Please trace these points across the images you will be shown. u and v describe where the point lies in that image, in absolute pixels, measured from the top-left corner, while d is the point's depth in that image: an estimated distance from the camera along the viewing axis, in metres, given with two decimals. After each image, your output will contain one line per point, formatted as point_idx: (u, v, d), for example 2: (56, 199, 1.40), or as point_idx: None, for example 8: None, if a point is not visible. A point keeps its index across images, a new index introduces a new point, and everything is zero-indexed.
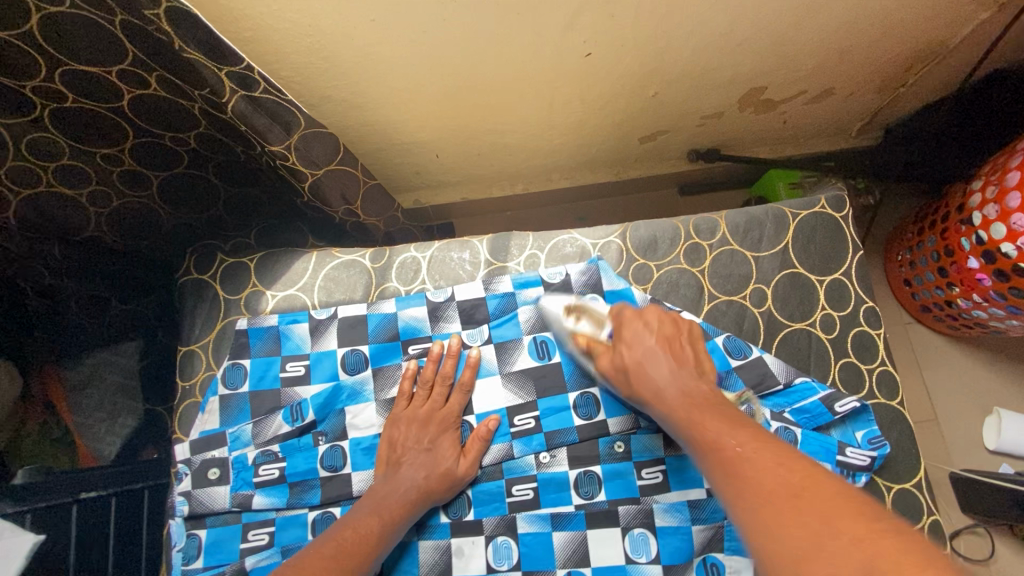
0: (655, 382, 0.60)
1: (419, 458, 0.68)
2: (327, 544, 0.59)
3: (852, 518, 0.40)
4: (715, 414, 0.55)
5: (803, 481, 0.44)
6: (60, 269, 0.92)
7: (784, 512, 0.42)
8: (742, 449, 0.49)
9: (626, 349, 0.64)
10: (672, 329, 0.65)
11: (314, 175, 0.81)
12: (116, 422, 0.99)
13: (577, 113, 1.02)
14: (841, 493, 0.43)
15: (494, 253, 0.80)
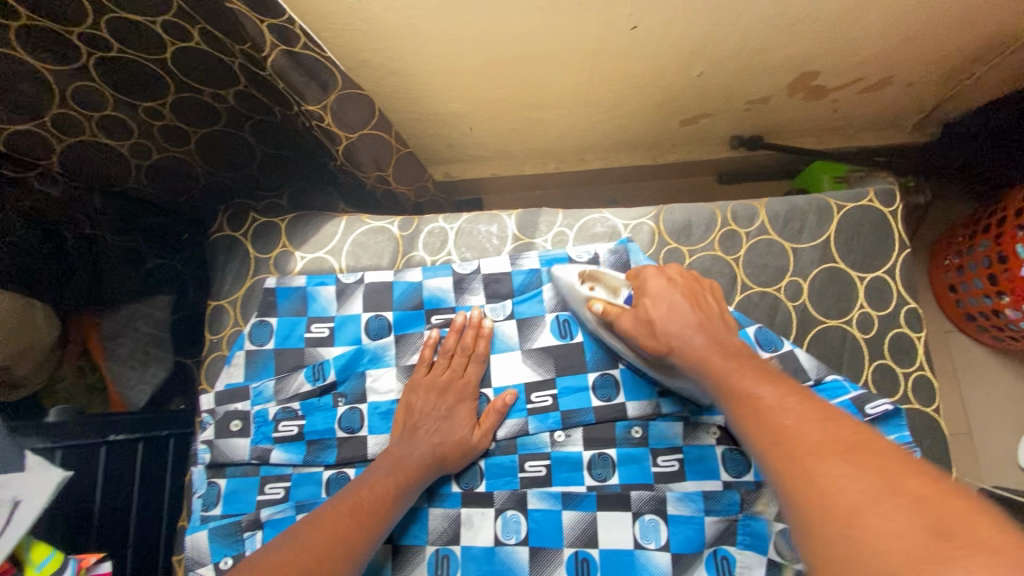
0: (682, 337, 0.57)
1: (436, 425, 0.68)
2: (344, 501, 0.60)
3: (919, 478, 0.37)
4: (751, 367, 0.53)
5: (852, 438, 0.42)
6: (101, 218, 0.96)
7: (831, 467, 0.40)
8: (781, 401, 0.47)
9: (646, 305, 0.61)
10: (693, 284, 0.63)
11: (348, 139, 0.81)
12: (146, 371, 1.05)
13: (617, 91, 0.99)
14: (896, 452, 0.40)
15: (522, 228, 0.79)
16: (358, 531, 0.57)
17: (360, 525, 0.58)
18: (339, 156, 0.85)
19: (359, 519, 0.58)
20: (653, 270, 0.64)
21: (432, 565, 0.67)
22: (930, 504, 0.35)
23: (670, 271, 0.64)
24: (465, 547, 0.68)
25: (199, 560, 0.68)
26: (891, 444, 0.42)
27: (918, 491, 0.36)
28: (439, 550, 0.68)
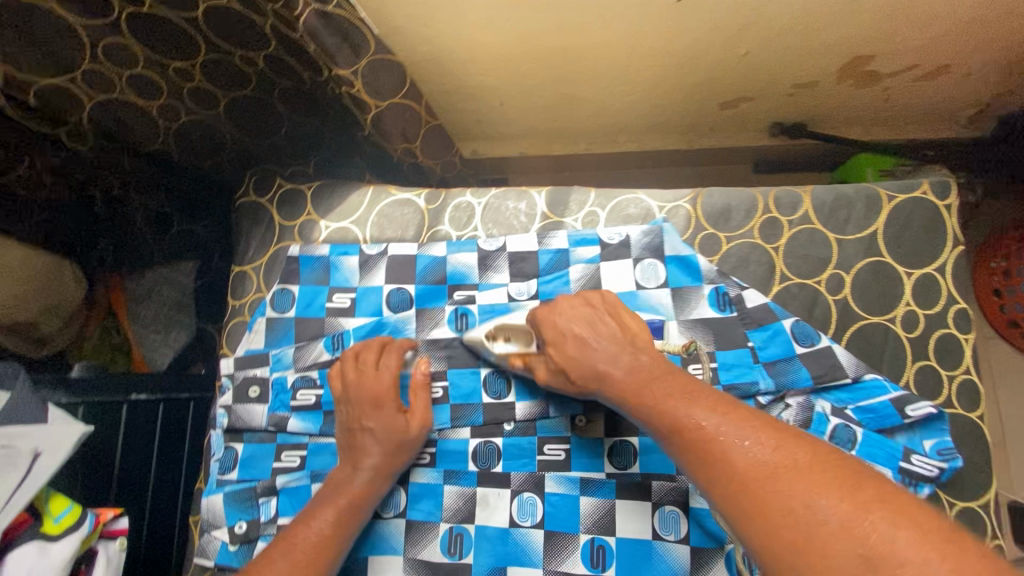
0: (602, 374, 0.58)
1: (369, 438, 0.63)
2: (277, 547, 0.57)
3: (841, 490, 0.39)
4: (665, 389, 0.53)
5: (778, 458, 0.43)
6: (131, 182, 1.01)
7: (770, 497, 0.41)
8: (707, 425, 0.47)
9: (563, 352, 0.61)
10: (612, 308, 0.63)
11: (377, 107, 0.79)
12: (169, 335, 1.06)
13: (656, 69, 0.95)
14: (814, 459, 0.42)
15: (551, 207, 0.76)
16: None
17: (308, 569, 0.56)
18: (366, 125, 0.83)
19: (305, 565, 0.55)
20: (544, 312, 0.63)
21: (444, 542, 0.66)
22: (852, 525, 0.37)
23: (564, 307, 0.63)
24: (480, 527, 0.66)
25: (214, 522, 0.68)
26: (810, 447, 0.44)
27: (837, 508, 0.39)
28: (453, 528, 0.67)
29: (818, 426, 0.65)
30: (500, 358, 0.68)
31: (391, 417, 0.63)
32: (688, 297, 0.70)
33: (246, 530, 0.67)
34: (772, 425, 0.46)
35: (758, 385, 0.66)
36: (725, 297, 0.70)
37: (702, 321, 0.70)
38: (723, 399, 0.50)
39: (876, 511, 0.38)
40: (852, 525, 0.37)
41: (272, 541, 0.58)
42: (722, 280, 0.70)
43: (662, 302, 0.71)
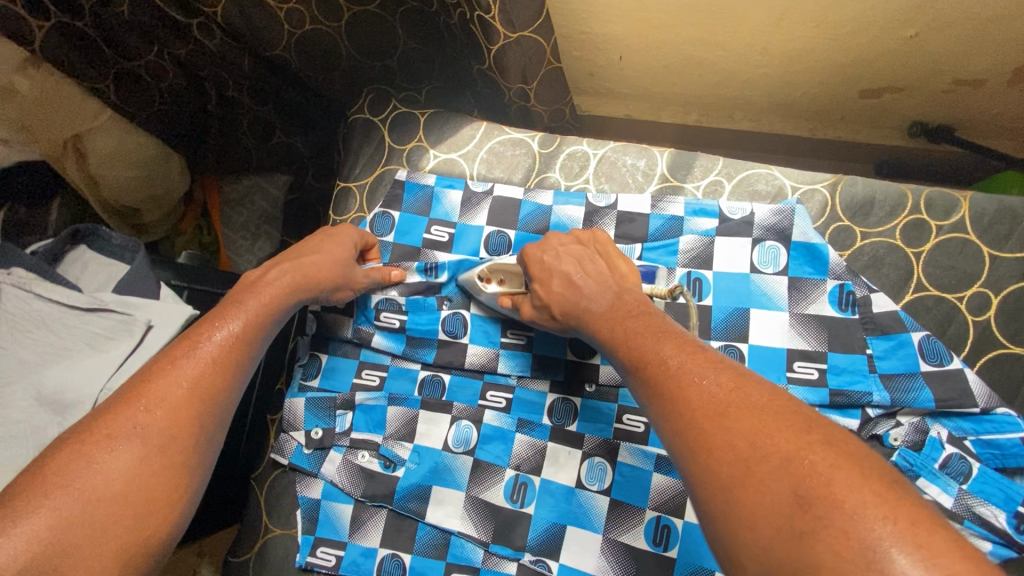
0: (582, 307, 0.58)
1: (311, 261, 0.63)
2: (182, 343, 0.52)
3: (786, 431, 0.37)
4: (639, 327, 0.52)
5: (733, 397, 0.41)
6: (243, 84, 0.97)
7: (709, 432, 0.39)
8: (671, 362, 0.46)
9: (548, 289, 0.61)
10: (602, 248, 0.64)
11: (506, 38, 0.75)
12: (256, 244, 1.14)
13: (803, 42, 0.87)
14: (769, 402, 0.40)
15: (673, 169, 0.71)
16: (220, 369, 0.51)
17: (217, 366, 0.51)
18: (488, 58, 0.80)
19: (218, 363, 0.51)
20: (535, 250, 0.64)
21: (508, 489, 0.66)
22: (795, 464, 0.35)
23: (554, 245, 0.64)
24: (546, 481, 0.66)
25: (292, 424, 0.70)
26: (771, 393, 0.41)
27: (781, 448, 0.37)
28: (518, 476, 0.66)
29: (930, 451, 0.59)
30: (491, 299, 0.69)
31: (335, 256, 0.66)
32: (806, 290, 0.65)
33: (321, 437, 0.69)
34: (736, 370, 0.44)
35: (872, 396, 0.61)
36: (849, 297, 0.64)
37: (819, 317, 0.65)
38: (693, 341, 0.48)
39: (819, 452, 0.36)
40: (798, 461, 0.36)
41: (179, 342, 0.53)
42: (851, 279, 0.64)
43: (777, 289, 0.66)
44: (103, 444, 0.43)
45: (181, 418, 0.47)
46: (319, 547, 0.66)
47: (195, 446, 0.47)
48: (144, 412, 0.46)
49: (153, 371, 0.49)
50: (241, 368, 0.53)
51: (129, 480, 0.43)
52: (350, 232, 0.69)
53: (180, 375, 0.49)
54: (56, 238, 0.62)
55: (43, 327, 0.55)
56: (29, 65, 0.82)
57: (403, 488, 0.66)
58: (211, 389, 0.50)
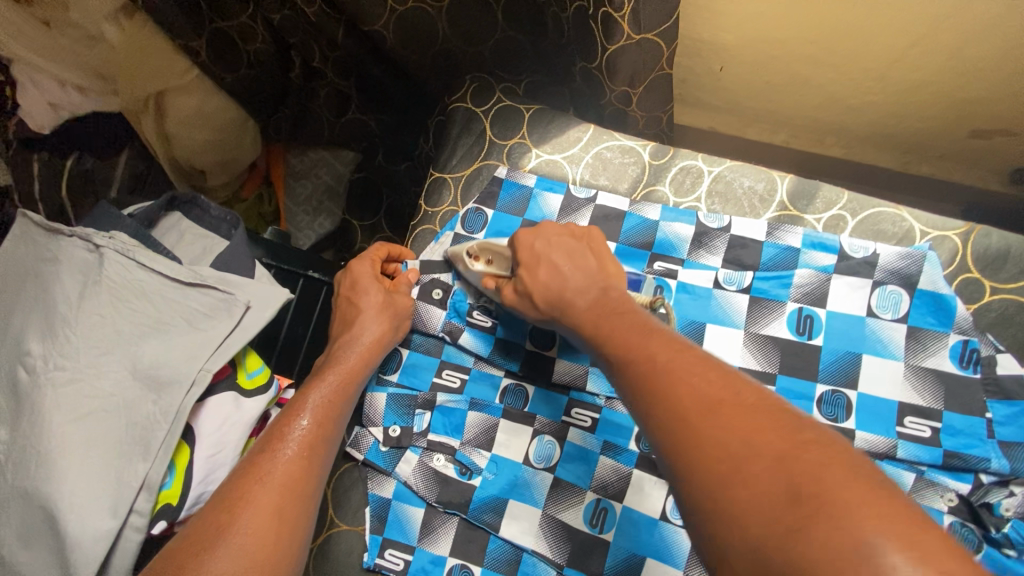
0: (566, 301, 0.55)
1: (368, 317, 0.64)
2: (267, 442, 0.52)
3: (777, 428, 0.33)
4: (623, 324, 0.48)
5: (723, 395, 0.37)
6: (329, 56, 0.94)
7: (705, 432, 0.35)
8: (659, 359, 0.41)
9: (534, 276, 0.58)
10: (595, 244, 0.61)
11: (628, 39, 0.73)
12: (316, 220, 1.12)
13: (926, 70, 0.78)
14: (761, 402, 0.36)
15: (794, 198, 0.68)
16: (307, 469, 0.51)
17: (305, 467, 0.51)
18: (600, 57, 0.78)
19: (317, 431, 0.54)
20: (526, 234, 0.61)
21: (588, 512, 0.63)
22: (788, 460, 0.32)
23: (548, 232, 0.61)
24: (628, 509, 0.63)
25: (371, 419, 0.68)
26: (761, 393, 0.37)
27: (774, 446, 0.33)
28: (599, 500, 0.63)
29: None
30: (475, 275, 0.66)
31: (383, 302, 0.66)
32: (925, 341, 0.62)
33: (399, 436, 0.67)
34: (722, 367, 0.40)
35: (989, 463, 0.58)
36: (972, 355, 0.61)
37: (936, 372, 0.61)
38: (681, 338, 0.44)
39: (812, 450, 0.32)
40: (794, 457, 0.32)
41: (279, 415, 0.56)
42: (977, 337, 0.61)
43: (893, 337, 0.62)
44: (225, 521, 0.45)
45: (292, 485, 0.49)
46: (387, 549, 0.64)
47: (305, 510, 0.49)
48: (258, 484, 0.48)
49: (242, 477, 0.48)
50: (332, 434, 0.56)
51: (256, 548, 0.44)
52: (361, 266, 0.68)
53: (287, 446, 0.51)
54: (154, 203, 0.61)
55: (142, 297, 0.53)
56: (120, 15, 0.80)
57: (480, 498, 0.64)
58: (312, 456, 0.52)
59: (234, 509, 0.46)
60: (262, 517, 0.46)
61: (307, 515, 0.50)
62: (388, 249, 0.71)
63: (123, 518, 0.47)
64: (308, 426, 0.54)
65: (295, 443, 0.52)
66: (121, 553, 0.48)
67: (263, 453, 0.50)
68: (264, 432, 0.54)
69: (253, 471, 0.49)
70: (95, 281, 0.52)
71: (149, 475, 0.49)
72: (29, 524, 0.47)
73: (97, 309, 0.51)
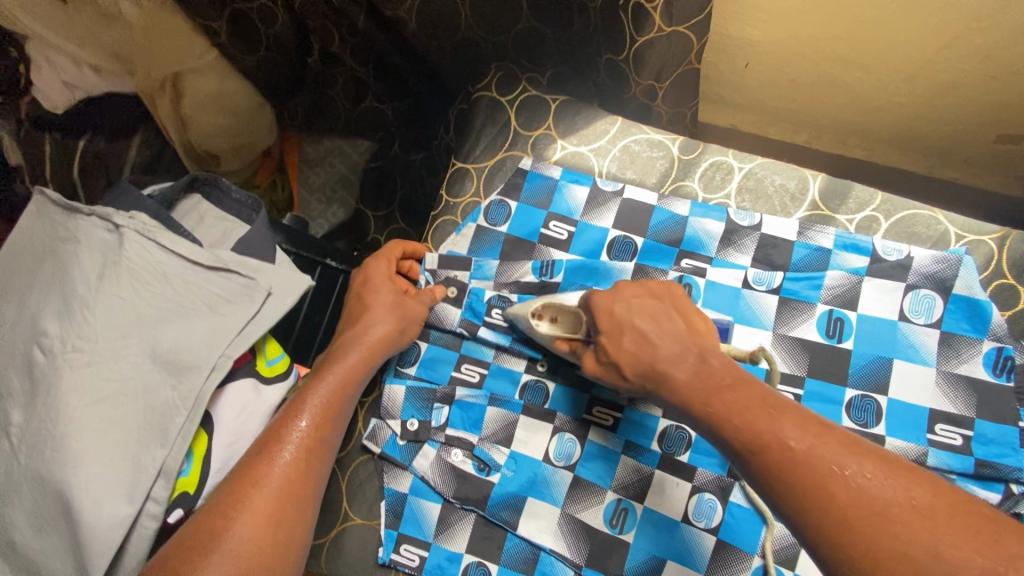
0: (660, 374, 0.48)
1: (374, 316, 0.61)
2: (264, 443, 0.50)
3: (974, 541, 0.32)
4: (739, 398, 0.43)
5: (893, 493, 0.34)
6: (348, 41, 0.93)
7: (876, 540, 0.33)
8: (797, 446, 0.38)
9: (619, 345, 0.51)
10: (679, 305, 0.54)
11: (659, 31, 0.73)
12: (330, 209, 1.12)
13: (958, 72, 0.75)
14: (941, 502, 0.34)
15: (826, 197, 0.66)
16: (304, 474, 0.50)
17: (302, 472, 0.50)
18: (628, 49, 0.77)
19: (316, 433, 0.52)
20: (604, 298, 0.53)
21: (608, 513, 0.62)
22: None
23: (625, 293, 0.54)
24: (649, 510, 0.61)
25: (388, 411, 0.67)
26: (931, 484, 0.35)
27: (974, 566, 0.31)
28: (620, 501, 0.62)
29: None
30: (542, 337, 0.60)
31: (394, 301, 0.63)
32: (958, 347, 0.60)
33: (416, 429, 0.66)
34: (881, 454, 0.37)
35: (1022, 473, 0.57)
36: (1008, 363, 0.59)
37: (969, 380, 0.60)
38: (816, 417, 0.40)
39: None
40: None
41: (278, 410, 0.53)
42: (1012, 344, 0.59)
43: (926, 342, 0.61)
44: (217, 530, 0.44)
45: (288, 491, 0.48)
46: (402, 544, 0.63)
47: (301, 517, 0.49)
48: (254, 490, 0.47)
49: (236, 482, 0.47)
50: (331, 435, 0.54)
51: (248, 559, 0.44)
52: (376, 264, 0.66)
53: (284, 449, 0.49)
54: (175, 183, 0.60)
55: (162, 280, 0.51)
56: None
57: (497, 496, 0.63)
58: (310, 460, 0.51)
59: (230, 515, 0.45)
60: (257, 526, 0.45)
61: (304, 522, 0.49)
62: (404, 245, 0.69)
63: (139, 505, 0.46)
64: (306, 429, 0.51)
65: (291, 447, 0.50)
66: (136, 540, 0.47)
67: (260, 456, 0.49)
68: (262, 428, 0.52)
69: (250, 475, 0.48)
70: (115, 261, 0.50)
71: (166, 462, 0.48)
72: (41, 508, 0.46)
73: (117, 290, 0.49)
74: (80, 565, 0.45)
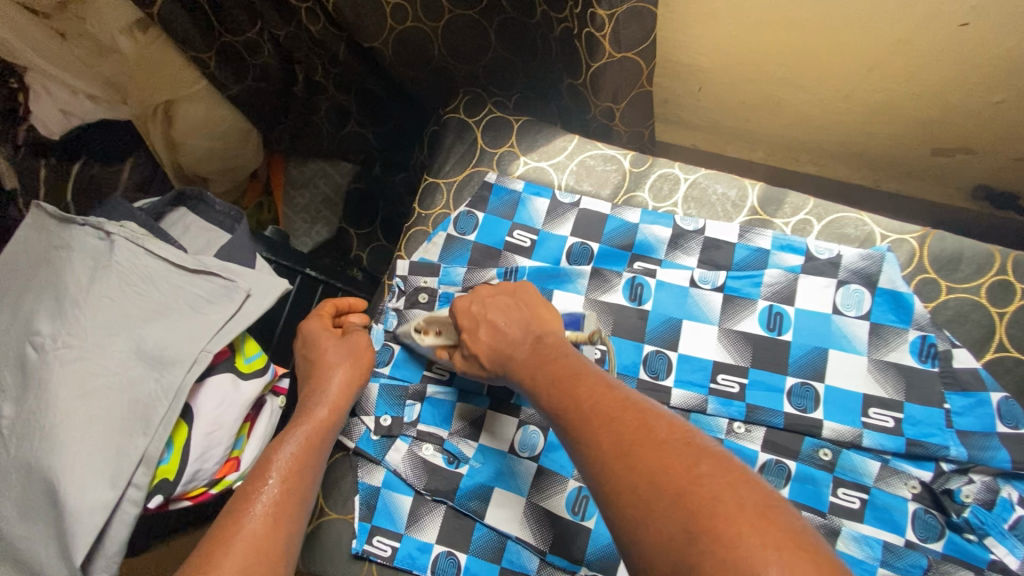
0: (506, 358, 0.58)
1: (331, 360, 0.65)
2: (236, 508, 0.51)
3: (678, 464, 0.38)
4: (555, 371, 0.52)
5: (636, 434, 0.41)
6: (331, 70, 0.98)
7: (619, 473, 0.39)
8: (584, 407, 0.45)
9: (476, 338, 0.60)
10: (530, 299, 0.63)
11: (610, 57, 0.75)
12: (313, 228, 1.14)
13: (884, 92, 0.82)
14: (671, 436, 0.40)
15: (763, 203, 0.72)
16: (278, 527, 0.50)
17: (274, 526, 0.50)
18: (585, 74, 0.82)
19: (286, 488, 0.54)
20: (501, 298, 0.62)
21: (570, 501, 0.65)
22: (686, 497, 0.36)
23: (482, 294, 0.62)
24: None
25: (363, 408, 0.71)
26: (668, 424, 0.42)
27: (676, 483, 0.37)
28: (581, 489, 0.65)
29: (1001, 512, 0.59)
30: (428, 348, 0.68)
31: (339, 344, 0.66)
32: (887, 337, 0.66)
33: (390, 424, 0.70)
34: (639, 407, 0.44)
35: (948, 450, 0.61)
36: (931, 350, 0.64)
37: (898, 366, 0.65)
38: (609, 384, 0.47)
39: (708, 483, 0.36)
40: (691, 491, 0.36)
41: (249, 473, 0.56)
42: (935, 332, 0.65)
43: (859, 334, 0.66)
44: None
45: (258, 543, 0.48)
46: (375, 536, 0.66)
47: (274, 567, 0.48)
48: (223, 549, 0.47)
49: (208, 547, 0.48)
50: (303, 488, 0.55)
51: None
52: (309, 324, 0.68)
53: (252, 508, 0.51)
54: (161, 198, 0.66)
55: (148, 282, 0.56)
56: (136, 29, 0.84)
57: (465, 487, 0.67)
58: (281, 514, 0.52)
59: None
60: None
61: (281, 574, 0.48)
62: (336, 303, 0.71)
63: (121, 490, 0.49)
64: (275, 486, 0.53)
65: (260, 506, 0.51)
66: (118, 525, 0.49)
67: (230, 517, 0.50)
68: (233, 496, 0.53)
69: (219, 536, 0.49)
70: (105, 266, 0.55)
71: (148, 450, 0.51)
72: (28, 495, 0.49)
73: (106, 291, 0.54)
74: (63, 547, 0.48)
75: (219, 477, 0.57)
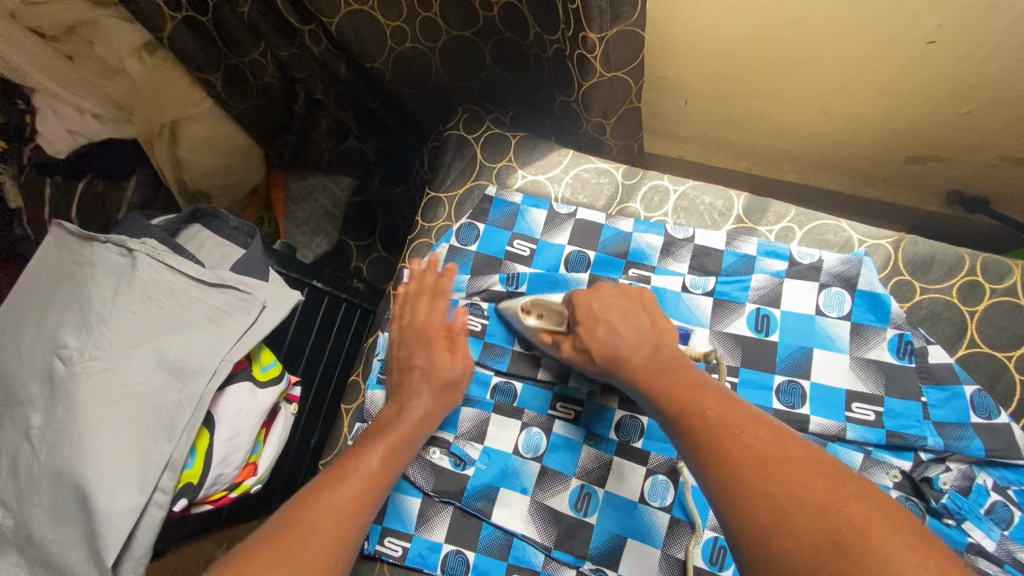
0: (622, 358, 0.59)
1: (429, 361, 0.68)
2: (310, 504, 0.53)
3: (823, 485, 0.40)
4: (675, 380, 0.55)
5: (773, 449, 0.44)
6: (331, 90, 1.02)
7: (752, 480, 0.42)
8: (711, 414, 0.49)
9: (592, 333, 0.62)
10: (649, 304, 0.64)
11: (600, 76, 0.79)
12: (314, 240, 1.18)
13: (862, 105, 0.86)
14: (807, 457, 0.43)
15: (748, 213, 0.77)
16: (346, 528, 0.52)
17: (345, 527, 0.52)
18: (577, 92, 0.85)
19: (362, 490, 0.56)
20: (584, 294, 0.64)
21: (573, 498, 0.68)
22: (831, 512, 0.38)
23: (603, 292, 0.64)
24: (609, 494, 0.68)
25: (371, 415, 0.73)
26: (803, 446, 0.44)
27: (819, 499, 0.39)
28: (583, 486, 0.68)
29: (977, 497, 0.63)
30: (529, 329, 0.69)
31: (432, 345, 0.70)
32: (867, 336, 0.70)
33: None
34: (774, 425, 0.47)
35: (926, 440, 0.65)
36: (908, 347, 0.68)
37: (878, 363, 0.69)
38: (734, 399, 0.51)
39: (853, 505, 0.38)
40: (834, 510, 0.38)
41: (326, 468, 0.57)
42: (909, 330, 0.69)
43: (840, 333, 0.70)
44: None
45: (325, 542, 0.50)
46: (386, 537, 0.69)
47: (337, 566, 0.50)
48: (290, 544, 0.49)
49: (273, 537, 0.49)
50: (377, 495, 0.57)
51: None
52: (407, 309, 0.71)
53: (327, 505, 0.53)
54: (178, 215, 0.68)
55: (169, 295, 0.58)
56: (143, 51, 0.89)
57: (472, 487, 0.70)
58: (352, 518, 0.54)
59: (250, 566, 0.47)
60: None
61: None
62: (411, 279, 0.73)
63: (148, 494, 0.51)
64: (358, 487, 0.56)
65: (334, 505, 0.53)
66: (144, 528, 0.52)
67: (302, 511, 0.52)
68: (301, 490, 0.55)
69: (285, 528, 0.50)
70: (128, 281, 0.57)
71: (173, 456, 0.53)
72: (59, 501, 0.51)
73: (128, 305, 0.56)
74: (94, 550, 0.50)
75: (237, 482, 0.60)
